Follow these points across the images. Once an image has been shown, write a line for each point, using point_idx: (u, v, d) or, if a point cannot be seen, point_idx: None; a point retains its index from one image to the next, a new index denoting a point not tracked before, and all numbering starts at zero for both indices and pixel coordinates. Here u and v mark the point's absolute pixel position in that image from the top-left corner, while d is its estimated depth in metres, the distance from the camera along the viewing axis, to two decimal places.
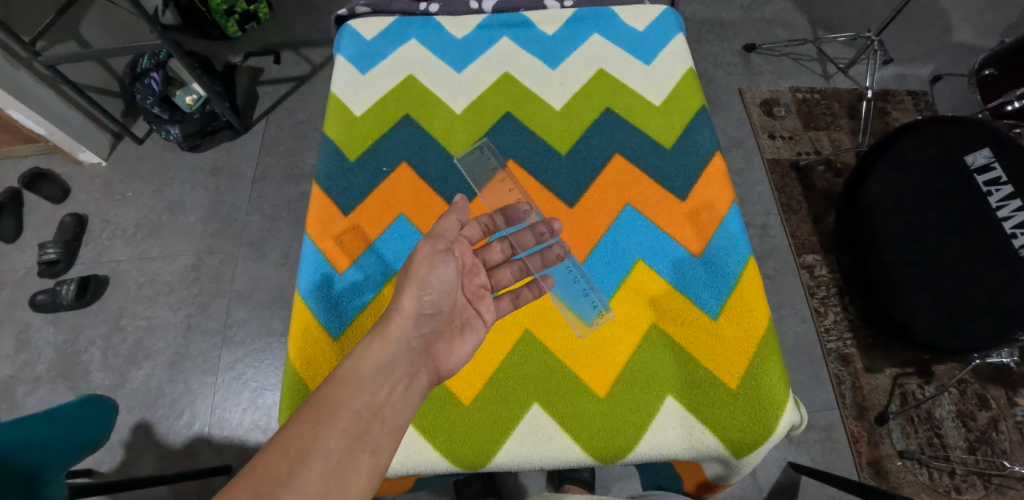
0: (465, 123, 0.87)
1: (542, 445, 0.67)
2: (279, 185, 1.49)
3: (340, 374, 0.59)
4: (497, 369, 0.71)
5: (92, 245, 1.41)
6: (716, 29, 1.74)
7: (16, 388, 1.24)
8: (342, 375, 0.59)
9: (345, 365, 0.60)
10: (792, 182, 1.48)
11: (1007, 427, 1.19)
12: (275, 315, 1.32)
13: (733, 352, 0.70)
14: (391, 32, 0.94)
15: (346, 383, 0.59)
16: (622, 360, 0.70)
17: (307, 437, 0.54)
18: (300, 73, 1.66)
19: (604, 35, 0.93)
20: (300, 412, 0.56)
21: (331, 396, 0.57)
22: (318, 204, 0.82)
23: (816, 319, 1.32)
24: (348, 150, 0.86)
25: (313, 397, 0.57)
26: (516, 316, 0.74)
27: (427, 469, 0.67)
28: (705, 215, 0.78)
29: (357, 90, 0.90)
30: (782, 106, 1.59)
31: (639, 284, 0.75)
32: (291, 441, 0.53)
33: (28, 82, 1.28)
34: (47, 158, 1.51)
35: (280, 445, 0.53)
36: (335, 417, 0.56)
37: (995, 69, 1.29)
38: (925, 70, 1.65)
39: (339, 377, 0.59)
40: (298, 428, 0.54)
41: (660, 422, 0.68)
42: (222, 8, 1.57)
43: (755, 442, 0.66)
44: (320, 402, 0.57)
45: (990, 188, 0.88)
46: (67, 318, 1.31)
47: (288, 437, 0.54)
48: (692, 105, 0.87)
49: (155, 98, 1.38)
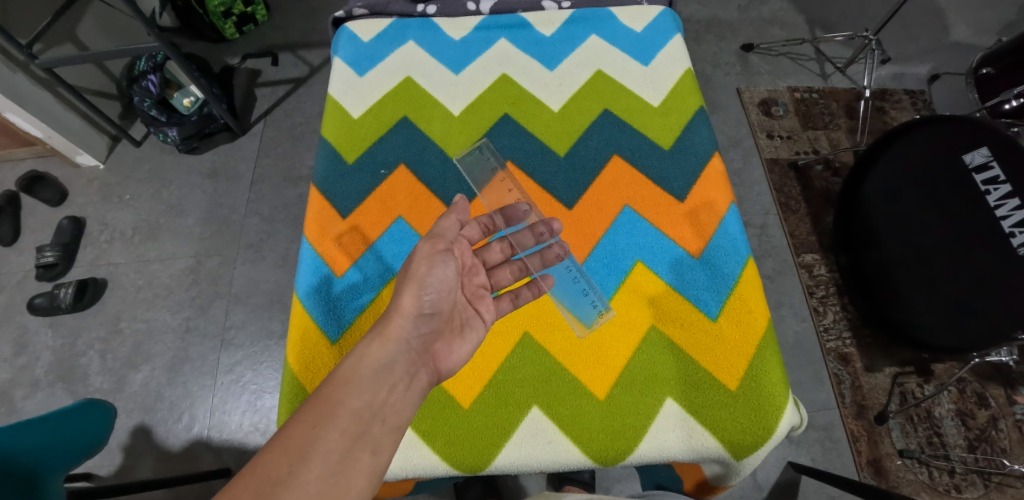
0: (463, 124, 0.87)
1: (542, 448, 0.67)
2: (277, 187, 1.49)
3: (340, 374, 0.59)
4: (496, 371, 0.71)
5: (90, 248, 1.40)
6: (714, 29, 1.74)
7: (14, 392, 1.23)
8: (342, 375, 0.59)
9: (345, 365, 0.60)
10: (791, 182, 1.48)
11: (1006, 425, 1.19)
12: (274, 317, 1.32)
13: (733, 353, 0.70)
14: (389, 34, 0.94)
15: (346, 383, 0.59)
16: (622, 362, 0.70)
17: (307, 437, 0.54)
18: (298, 75, 1.66)
19: (602, 36, 0.93)
20: (300, 412, 0.56)
21: (331, 395, 0.57)
22: (317, 207, 0.81)
23: (816, 318, 1.32)
24: (347, 152, 0.85)
25: (313, 397, 0.57)
26: (515, 318, 0.74)
27: (426, 472, 0.67)
28: (704, 216, 0.78)
29: (355, 91, 0.90)
30: (780, 105, 1.59)
31: (639, 286, 0.74)
32: (291, 441, 0.53)
33: (24, 84, 1.27)
34: (45, 161, 1.51)
35: (280, 446, 0.53)
36: (335, 417, 0.56)
37: (993, 67, 1.29)
38: (923, 69, 1.66)
39: (339, 377, 0.59)
40: (298, 428, 0.54)
41: (660, 425, 0.67)
42: (219, 10, 1.57)
43: (755, 444, 0.66)
44: (320, 402, 0.57)
45: (989, 187, 0.90)
46: (66, 321, 1.30)
47: (288, 437, 0.53)
48: (691, 105, 0.87)
49: (152, 100, 1.39)
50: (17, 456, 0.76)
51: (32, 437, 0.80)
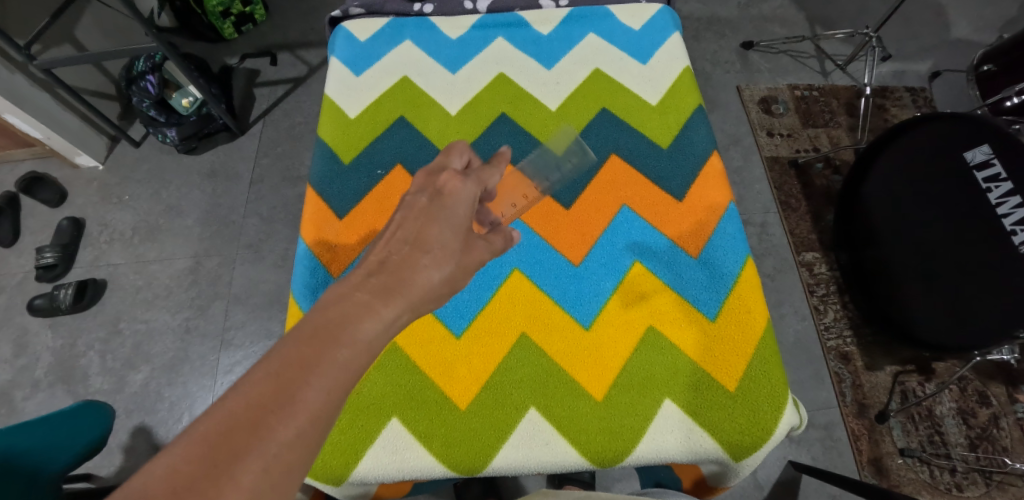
0: (460, 124, 0.87)
1: (540, 450, 0.65)
2: (276, 187, 1.49)
3: (342, 316, 0.47)
4: (494, 372, 0.69)
5: (90, 249, 1.40)
6: (714, 27, 1.73)
7: (14, 393, 1.23)
8: (345, 321, 0.46)
9: (348, 307, 0.48)
10: (791, 180, 1.48)
11: (1008, 424, 1.19)
12: (274, 317, 1.32)
13: (731, 353, 0.69)
14: (386, 33, 0.94)
15: (341, 331, 0.46)
16: (620, 362, 0.69)
17: (299, 378, 0.42)
18: (297, 75, 1.66)
19: (600, 35, 0.93)
20: (292, 345, 0.44)
21: (329, 337, 0.45)
22: (312, 207, 0.81)
23: (816, 317, 1.32)
24: (342, 153, 0.85)
25: (312, 332, 0.45)
26: (513, 319, 0.72)
27: (421, 474, 0.65)
28: (703, 216, 0.78)
29: (351, 92, 0.90)
30: (780, 103, 1.59)
31: (637, 286, 0.74)
32: (278, 379, 0.42)
33: (22, 85, 1.27)
34: (44, 162, 1.51)
35: (265, 380, 0.41)
36: (333, 359, 0.44)
37: (994, 64, 1.29)
38: (924, 66, 1.65)
39: (341, 316, 0.47)
40: (290, 364, 0.43)
41: (659, 425, 0.66)
42: (218, 10, 1.57)
43: (754, 445, 0.65)
44: (319, 338, 0.45)
45: (990, 185, 0.88)
46: (66, 322, 1.31)
47: (274, 374, 0.42)
48: (689, 104, 0.86)
49: (152, 101, 1.40)
50: (14, 456, 0.76)
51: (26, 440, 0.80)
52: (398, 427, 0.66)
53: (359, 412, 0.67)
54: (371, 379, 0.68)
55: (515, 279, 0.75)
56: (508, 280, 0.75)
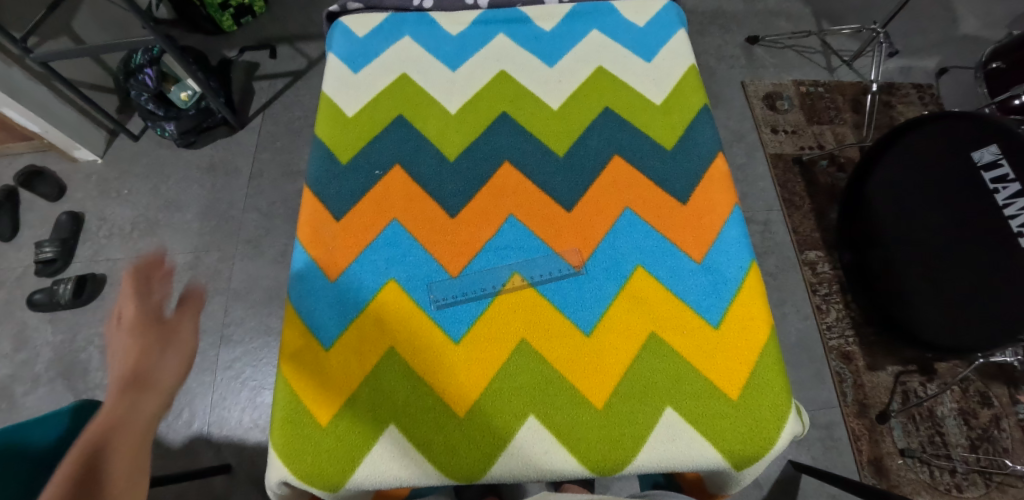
0: (460, 123, 0.85)
1: (539, 458, 0.65)
2: (276, 182, 1.48)
3: (144, 379, 0.70)
4: (493, 379, 0.68)
5: (89, 244, 1.40)
6: (718, 21, 1.71)
7: (14, 388, 1.23)
8: (148, 379, 0.70)
9: (123, 399, 0.67)
10: (794, 177, 1.46)
11: (1009, 425, 1.19)
12: (274, 313, 1.32)
13: (734, 361, 0.69)
14: (384, 29, 0.92)
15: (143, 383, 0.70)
16: (621, 370, 0.69)
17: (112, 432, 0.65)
18: (296, 68, 1.64)
19: (602, 32, 0.91)
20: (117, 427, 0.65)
21: (120, 416, 0.66)
22: (309, 209, 0.79)
23: (818, 316, 1.31)
24: (340, 152, 0.83)
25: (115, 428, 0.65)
26: (512, 325, 0.71)
27: (419, 482, 0.64)
28: (706, 220, 0.77)
29: (349, 89, 0.88)
30: (785, 99, 1.57)
31: (638, 292, 0.73)
32: (120, 444, 0.64)
33: (20, 79, 1.26)
34: (42, 156, 1.50)
35: (111, 444, 0.64)
36: (125, 432, 0.65)
37: (1003, 62, 1.27)
38: (931, 62, 1.63)
39: (135, 381, 0.69)
40: (119, 436, 0.65)
41: (660, 434, 0.65)
42: (216, 2, 1.55)
43: (755, 455, 0.65)
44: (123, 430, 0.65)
45: (998, 186, 0.83)
46: (65, 317, 1.30)
47: (119, 436, 0.65)
48: (693, 104, 0.85)
49: (149, 95, 1.38)
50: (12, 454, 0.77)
51: (20, 438, 0.79)
52: (397, 434, 0.65)
53: (357, 419, 0.66)
54: (370, 385, 0.68)
55: (516, 284, 0.74)
56: (508, 285, 0.74)
